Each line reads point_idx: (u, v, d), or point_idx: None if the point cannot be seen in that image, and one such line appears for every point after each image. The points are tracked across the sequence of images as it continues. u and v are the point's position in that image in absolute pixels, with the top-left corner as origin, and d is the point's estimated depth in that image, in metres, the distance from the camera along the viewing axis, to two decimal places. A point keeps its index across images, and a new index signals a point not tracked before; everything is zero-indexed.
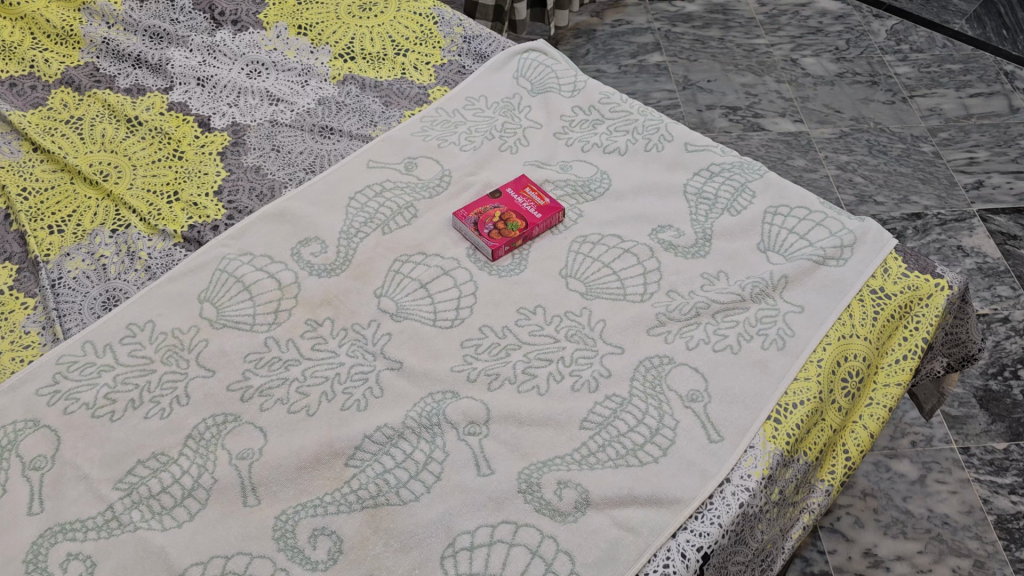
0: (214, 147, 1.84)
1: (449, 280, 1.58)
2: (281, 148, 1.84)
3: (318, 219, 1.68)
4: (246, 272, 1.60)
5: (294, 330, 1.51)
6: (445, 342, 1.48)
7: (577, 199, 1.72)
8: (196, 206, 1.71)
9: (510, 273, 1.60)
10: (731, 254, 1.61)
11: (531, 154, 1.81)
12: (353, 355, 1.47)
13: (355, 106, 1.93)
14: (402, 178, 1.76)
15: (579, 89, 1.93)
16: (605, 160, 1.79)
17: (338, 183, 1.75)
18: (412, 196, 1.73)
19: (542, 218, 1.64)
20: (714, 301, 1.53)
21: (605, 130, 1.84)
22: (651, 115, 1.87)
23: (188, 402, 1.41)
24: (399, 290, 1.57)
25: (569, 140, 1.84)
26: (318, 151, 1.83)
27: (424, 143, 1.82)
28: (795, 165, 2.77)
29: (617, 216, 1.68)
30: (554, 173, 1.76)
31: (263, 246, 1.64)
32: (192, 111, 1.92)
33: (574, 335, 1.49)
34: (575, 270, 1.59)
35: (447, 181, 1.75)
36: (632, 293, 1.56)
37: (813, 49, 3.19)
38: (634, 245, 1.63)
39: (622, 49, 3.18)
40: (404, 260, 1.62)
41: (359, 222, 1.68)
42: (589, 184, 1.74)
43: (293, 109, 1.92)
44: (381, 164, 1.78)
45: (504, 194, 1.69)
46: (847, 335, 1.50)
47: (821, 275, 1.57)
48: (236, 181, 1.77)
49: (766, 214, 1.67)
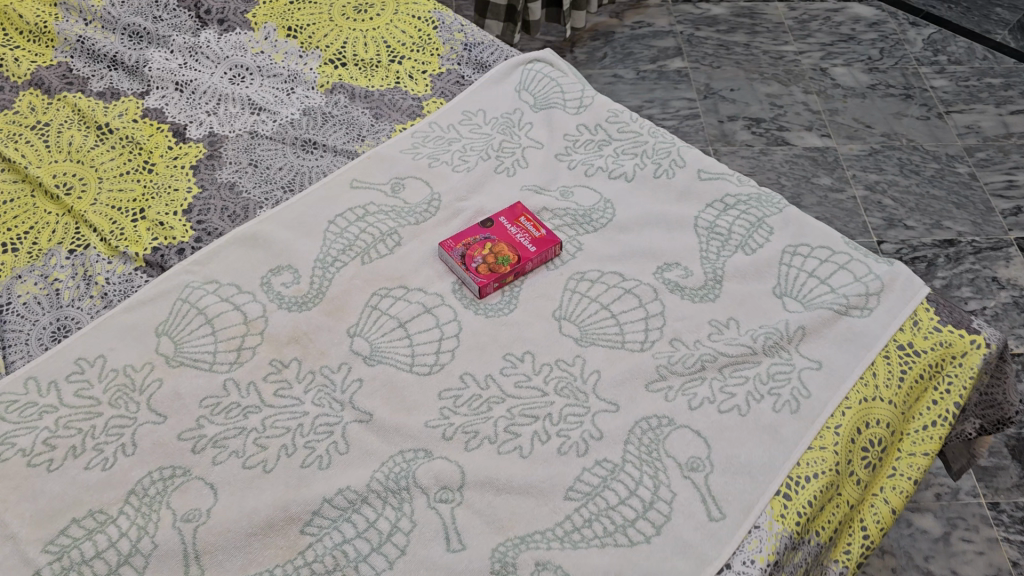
0: (187, 160, 1.71)
1: (431, 320, 1.44)
2: (259, 162, 1.70)
3: (292, 245, 1.54)
4: (210, 303, 1.47)
5: (256, 372, 1.38)
6: (421, 392, 1.34)
7: (577, 230, 1.57)
8: (161, 226, 1.59)
9: (499, 313, 1.45)
10: (742, 299, 1.45)
11: (529, 177, 1.65)
12: (319, 403, 1.34)
13: (342, 117, 1.78)
14: (387, 201, 1.61)
15: (585, 105, 1.77)
16: (609, 186, 1.63)
17: (317, 206, 1.60)
18: (396, 221, 1.58)
19: (536, 252, 1.49)
20: (722, 354, 1.37)
21: (611, 153, 1.69)
22: (663, 137, 1.70)
23: (134, 451, 1.29)
24: (374, 329, 1.42)
25: (571, 162, 1.68)
26: (298, 166, 1.69)
27: (414, 161, 1.67)
28: (819, 185, 2.60)
29: (620, 251, 1.53)
30: (552, 200, 1.61)
31: (230, 274, 1.51)
32: (167, 119, 1.79)
33: (564, 389, 1.34)
34: (570, 312, 1.44)
35: (435, 205, 1.60)
36: (632, 341, 1.40)
37: (844, 58, 3.01)
38: (636, 284, 1.48)
39: (641, 53, 3.01)
40: (382, 296, 1.47)
41: (336, 250, 1.53)
42: (590, 213, 1.59)
43: (276, 119, 1.77)
44: (364, 184, 1.64)
45: (496, 223, 1.53)
46: (870, 398, 1.33)
47: (843, 327, 1.40)
48: (207, 198, 1.63)
49: (784, 253, 1.50)
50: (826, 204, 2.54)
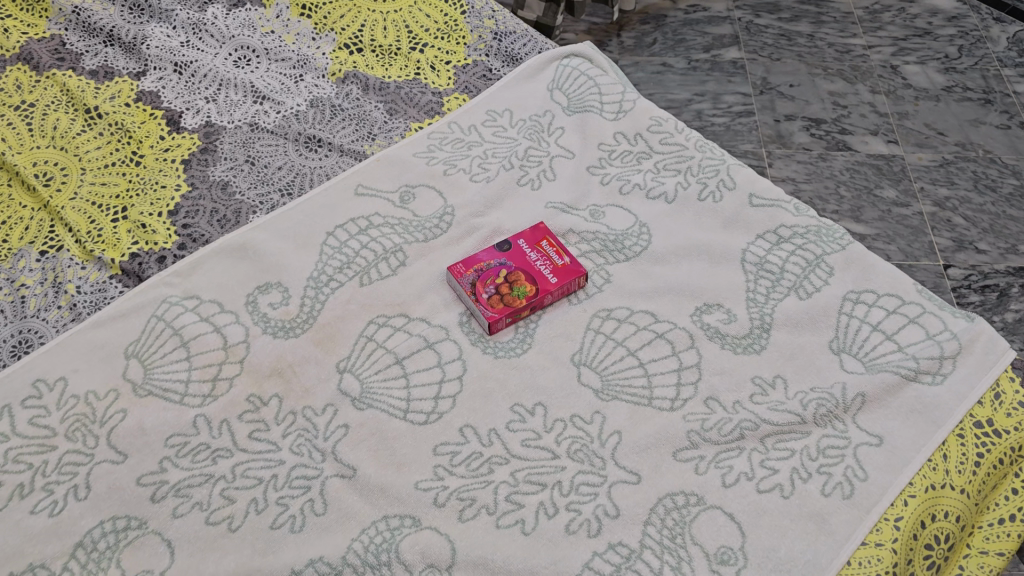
0: (179, 153, 1.54)
1: (432, 358, 1.26)
2: (257, 159, 1.52)
3: (284, 260, 1.37)
4: (188, 323, 1.31)
5: (231, 409, 1.22)
6: (413, 446, 1.17)
7: (605, 258, 1.37)
8: (143, 229, 1.42)
9: (510, 354, 1.27)
10: (793, 353, 1.25)
11: (555, 192, 1.45)
12: (297, 451, 1.17)
13: (353, 112, 1.59)
14: (394, 213, 1.43)
15: (625, 110, 1.56)
16: (646, 208, 1.43)
17: (317, 214, 1.43)
18: (403, 237, 1.40)
19: (557, 284, 1.30)
20: (765, 421, 1.18)
21: (651, 167, 1.48)
22: (712, 152, 1.49)
23: (86, 495, 1.14)
24: (367, 365, 1.25)
25: (605, 176, 1.48)
26: (300, 167, 1.51)
27: (427, 167, 1.49)
28: (882, 198, 2.36)
29: (654, 287, 1.33)
30: (580, 221, 1.42)
31: (214, 290, 1.34)
32: (162, 104, 1.62)
33: (578, 452, 1.16)
34: (591, 358, 1.25)
35: (447, 220, 1.42)
36: (660, 397, 1.21)
37: (918, 56, 2.74)
38: (670, 328, 1.28)
39: (694, 41, 2.78)
40: (379, 325, 1.30)
41: (332, 268, 1.36)
42: (622, 239, 1.39)
43: (279, 111, 1.59)
44: (371, 191, 1.46)
45: (514, 247, 1.34)
46: (938, 486, 1.13)
47: (910, 395, 1.19)
48: (196, 198, 1.47)
49: (845, 300, 1.30)
50: (889, 221, 2.31)
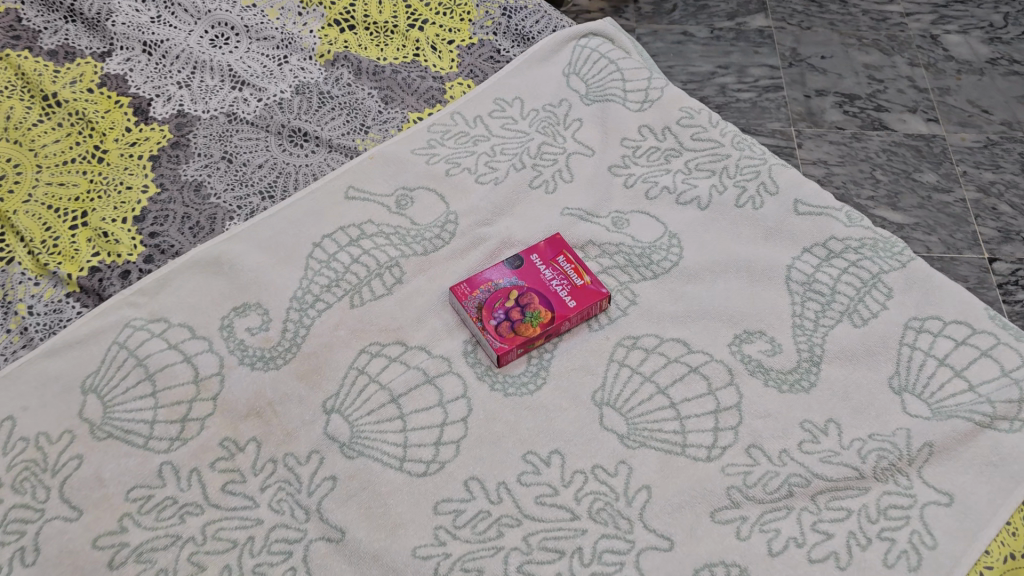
0: (147, 148, 1.35)
1: (432, 395, 1.10)
2: (235, 156, 1.34)
3: (264, 277, 1.21)
4: (153, 352, 1.14)
5: (202, 456, 1.06)
6: (410, 504, 1.02)
7: (630, 275, 1.21)
8: (105, 238, 1.25)
9: (523, 391, 1.11)
10: (848, 392, 1.09)
11: (573, 196, 1.28)
12: (277, 509, 1.02)
13: (344, 100, 1.41)
14: (389, 220, 1.26)
15: (652, 99, 1.38)
16: (676, 215, 1.26)
17: (302, 222, 1.26)
18: (399, 248, 1.23)
19: (577, 308, 1.13)
20: (817, 476, 1.02)
21: (682, 167, 1.31)
22: (751, 149, 1.31)
23: (34, 561, 0.99)
24: (359, 404, 1.09)
25: (629, 177, 1.30)
26: (283, 165, 1.33)
27: (427, 167, 1.31)
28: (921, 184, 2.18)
29: (686, 310, 1.17)
30: (601, 230, 1.24)
31: (184, 312, 1.18)
32: (129, 89, 1.42)
33: (601, 512, 1.01)
34: (614, 397, 1.10)
35: (450, 230, 1.25)
36: (694, 445, 1.06)
37: (960, 25, 2.53)
38: (706, 361, 1.12)
39: (718, 7, 2.57)
40: (372, 355, 1.13)
41: (319, 287, 1.19)
42: (648, 253, 1.22)
43: (260, 99, 1.41)
44: (363, 195, 1.28)
45: (527, 263, 1.17)
46: (1018, 555, 0.97)
47: (986, 445, 1.03)
48: (165, 202, 1.29)
49: (907, 328, 1.13)
50: (929, 209, 2.12)
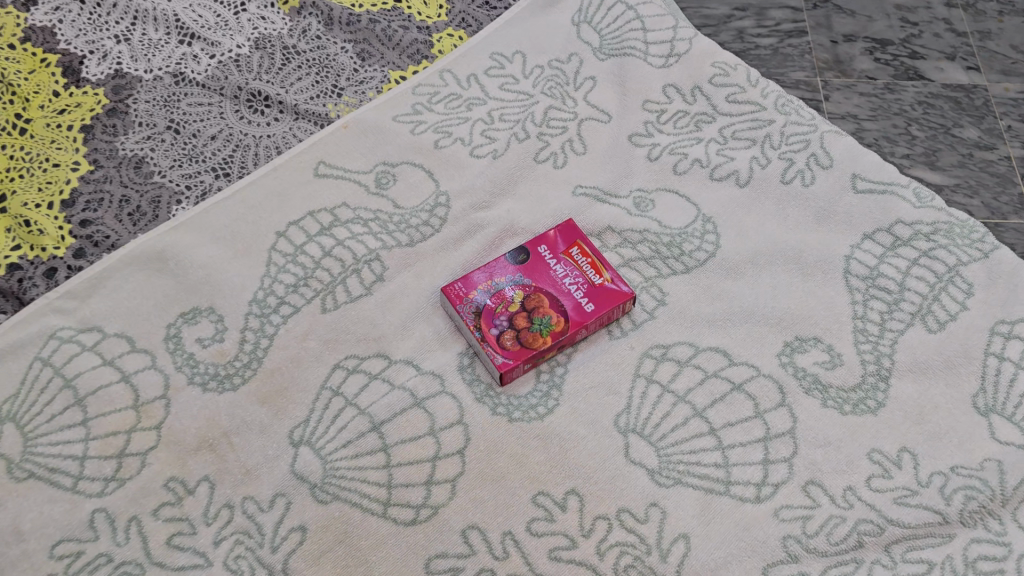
0: (79, 116, 1.13)
1: (422, 422, 0.91)
2: (183, 125, 1.12)
3: (218, 275, 1.00)
4: (84, 370, 0.94)
5: (144, 501, 0.87)
6: (397, 562, 0.83)
7: (659, 267, 1.01)
8: (27, 228, 1.03)
9: (531, 415, 0.92)
10: (923, 414, 0.91)
11: (586, 173, 1.07)
12: (234, 569, 0.84)
13: (313, 56, 1.19)
14: (367, 203, 1.05)
15: (679, 52, 1.18)
16: (710, 194, 1.06)
17: (263, 206, 1.05)
18: (380, 238, 1.03)
19: (595, 315, 0.93)
20: (891, 522, 0.85)
21: (715, 135, 1.10)
22: (798, 113, 1.11)
23: None
24: (333, 435, 0.90)
25: (653, 148, 1.09)
26: (239, 135, 1.11)
27: (413, 137, 1.10)
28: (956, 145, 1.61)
29: (725, 313, 0.97)
30: (622, 214, 1.04)
31: (122, 319, 0.97)
32: (57, 44, 1.19)
33: (630, 571, 0.83)
34: (642, 422, 0.91)
35: (440, 215, 1.04)
36: (740, 482, 0.88)
37: None
38: (751, 377, 0.93)
39: None
40: (349, 371, 0.94)
41: (284, 286, 0.99)
42: (678, 241, 1.02)
43: (213, 55, 1.18)
44: (337, 172, 1.07)
45: (533, 257, 0.97)
46: None
47: None
48: (99, 181, 1.07)
49: (992, 334, 0.95)
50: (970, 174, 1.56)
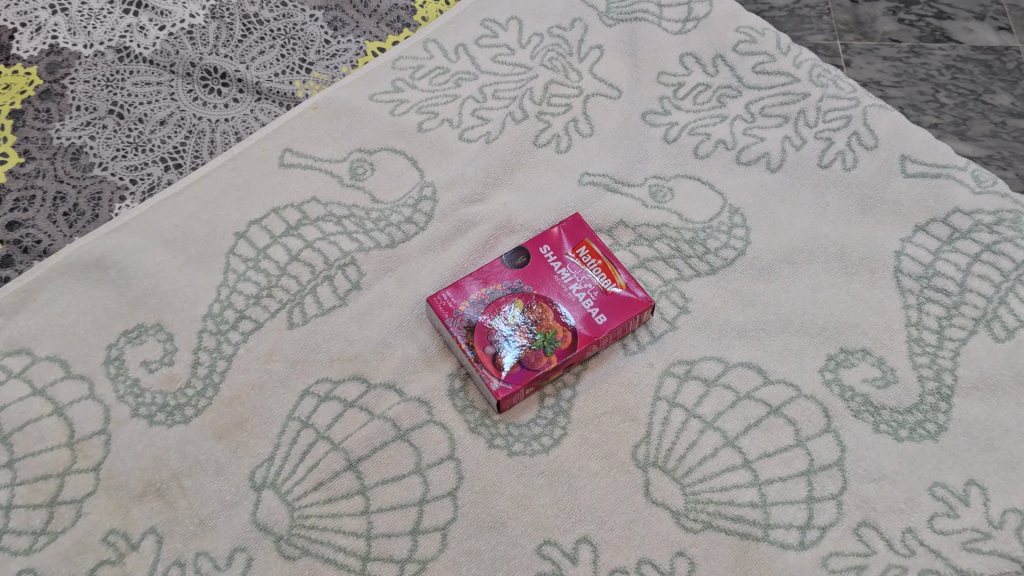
0: (8, 99, 0.98)
1: (406, 458, 0.78)
2: (127, 108, 0.97)
3: (167, 285, 0.86)
4: (8, 402, 0.80)
5: (81, 559, 0.74)
6: None
7: (680, 268, 0.87)
8: None
9: (534, 447, 0.78)
10: (993, 441, 0.78)
11: (592, 158, 0.93)
12: None
13: (277, 25, 1.03)
14: (340, 198, 0.91)
15: (699, 16, 1.03)
16: (738, 181, 0.91)
17: (221, 202, 0.90)
18: (356, 239, 0.88)
19: (609, 329, 0.79)
20: (960, 572, 0.72)
21: (742, 112, 0.96)
22: (836, 85, 0.97)
23: None
24: (301, 476, 0.77)
25: (670, 128, 0.95)
26: (192, 119, 0.96)
27: (392, 118, 0.96)
28: (983, 114, 1.13)
29: (757, 322, 0.84)
30: (635, 206, 0.90)
31: (55, 339, 0.83)
32: None
33: None
34: (664, 454, 0.78)
35: (425, 210, 0.90)
36: (781, 525, 0.75)
37: None
38: (790, 398, 0.80)
39: None
40: (320, 399, 0.80)
41: (244, 298, 0.85)
42: (701, 238, 0.88)
43: (162, 26, 1.03)
44: (305, 161, 0.93)
45: (535, 261, 0.83)
46: None
47: None
48: (31, 175, 0.93)
49: None
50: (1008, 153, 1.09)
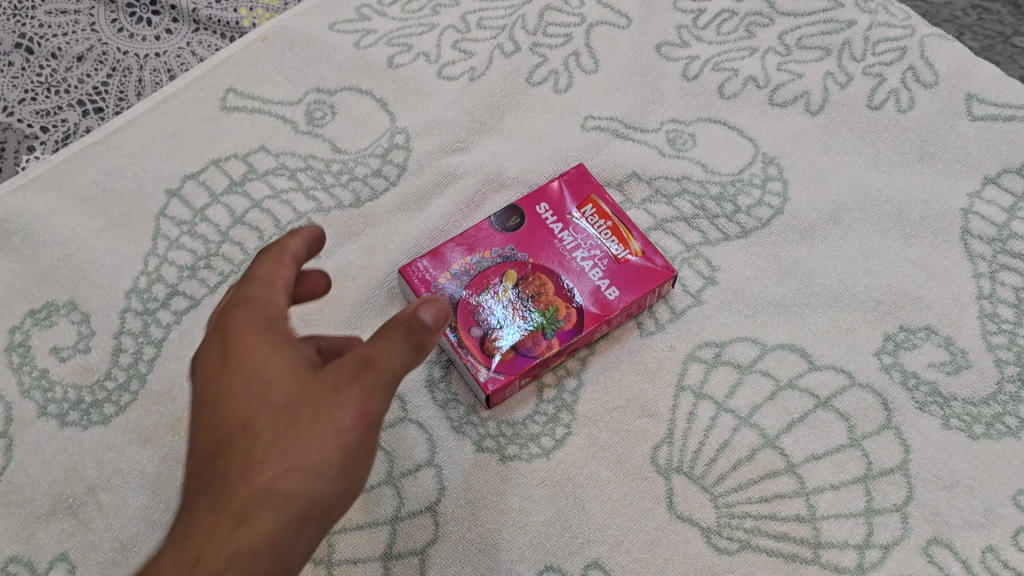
0: None
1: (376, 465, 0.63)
2: (37, 41, 0.80)
3: (84, 253, 0.71)
4: None
5: None
6: None
7: (706, 229, 0.72)
8: None
9: (532, 451, 0.64)
10: None
11: (598, 99, 0.78)
12: None
13: None
14: (295, 147, 0.75)
15: None
16: (772, 125, 0.77)
17: (150, 153, 0.75)
18: (315, 196, 0.73)
19: (622, 306, 0.65)
20: None
21: (776, 43, 0.80)
22: (886, 11, 0.81)
23: None
24: None
25: (690, 62, 0.79)
26: (116, 54, 0.80)
27: (358, 52, 0.80)
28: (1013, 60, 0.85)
29: (799, 296, 0.69)
30: (651, 155, 0.75)
31: None
32: None
33: None
34: (691, 458, 0.64)
35: (398, 162, 0.75)
36: (834, 544, 0.61)
37: None
38: (841, 388, 0.66)
39: None
40: None
41: (177, 270, 0.70)
42: (729, 193, 0.74)
43: None
44: (253, 102, 0.77)
45: (530, 223, 0.68)
46: None
47: None
48: None
49: None
50: None
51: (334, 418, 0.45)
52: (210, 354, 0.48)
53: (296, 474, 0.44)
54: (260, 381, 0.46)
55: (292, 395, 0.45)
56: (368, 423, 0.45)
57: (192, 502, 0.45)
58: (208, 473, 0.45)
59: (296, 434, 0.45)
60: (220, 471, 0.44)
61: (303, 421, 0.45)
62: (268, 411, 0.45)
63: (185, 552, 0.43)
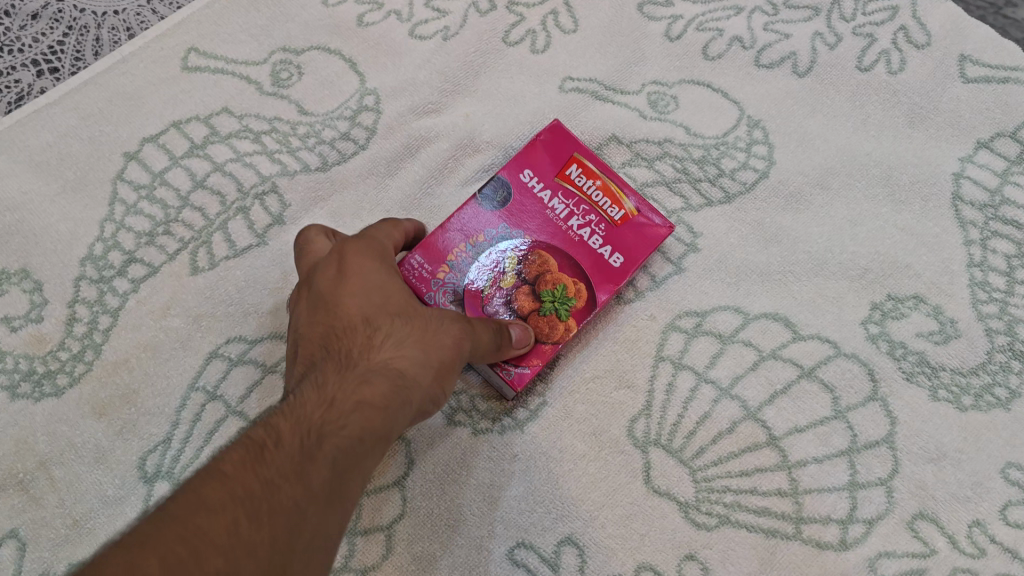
0: None
1: None
2: None
3: (37, 219, 0.68)
4: None
5: None
6: None
7: (687, 194, 0.69)
8: None
9: (505, 423, 0.62)
10: None
11: (577, 59, 0.75)
12: None
13: None
14: (259, 109, 0.72)
15: None
16: (758, 88, 0.74)
17: (107, 114, 0.71)
18: (281, 160, 0.70)
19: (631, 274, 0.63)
20: None
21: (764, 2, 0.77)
22: None
23: None
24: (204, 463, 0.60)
25: (673, 22, 0.76)
26: (72, 10, 0.76)
27: (326, 10, 0.76)
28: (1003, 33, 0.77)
29: (784, 263, 0.67)
30: (632, 117, 0.72)
31: None
32: None
33: None
34: (669, 430, 0.61)
35: (367, 125, 0.71)
36: (817, 519, 0.59)
37: None
38: (825, 358, 0.64)
39: None
40: (230, 364, 0.63)
41: (135, 236, 0.67)
42: (713, 156, 0.71)
43: None
44: (216, 62, 0.74)
45: (519, 198, 0.64)
46: None
47: None
48: None
49: None
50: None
51: (438, 337, 0.54)
52: (325, 272, 0.57)
53: (407, 361, 0.52)
54: (377, 292, 0.55)
55: (404, 304, 0.55)
56: (458, 354, 0.54)
57: (318, 369, 0.51)
58: (331, 350, 0.52)
59: (409, 334, 0.53)
60: (345, 349, 0.52)
61: (414, 328, 0.54)
62: (380, 314, 0.54)
63: (322, 395, 0.48)
